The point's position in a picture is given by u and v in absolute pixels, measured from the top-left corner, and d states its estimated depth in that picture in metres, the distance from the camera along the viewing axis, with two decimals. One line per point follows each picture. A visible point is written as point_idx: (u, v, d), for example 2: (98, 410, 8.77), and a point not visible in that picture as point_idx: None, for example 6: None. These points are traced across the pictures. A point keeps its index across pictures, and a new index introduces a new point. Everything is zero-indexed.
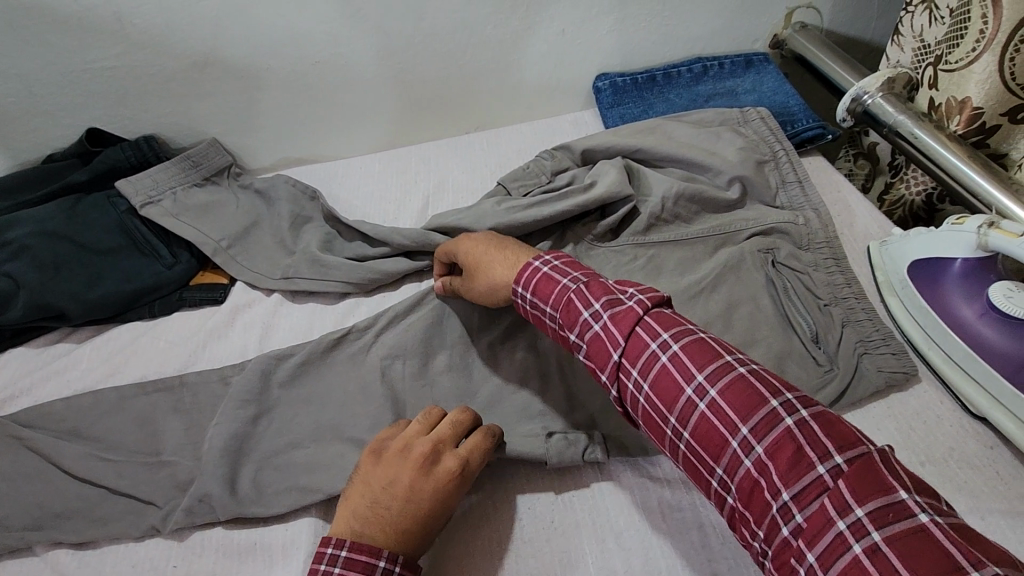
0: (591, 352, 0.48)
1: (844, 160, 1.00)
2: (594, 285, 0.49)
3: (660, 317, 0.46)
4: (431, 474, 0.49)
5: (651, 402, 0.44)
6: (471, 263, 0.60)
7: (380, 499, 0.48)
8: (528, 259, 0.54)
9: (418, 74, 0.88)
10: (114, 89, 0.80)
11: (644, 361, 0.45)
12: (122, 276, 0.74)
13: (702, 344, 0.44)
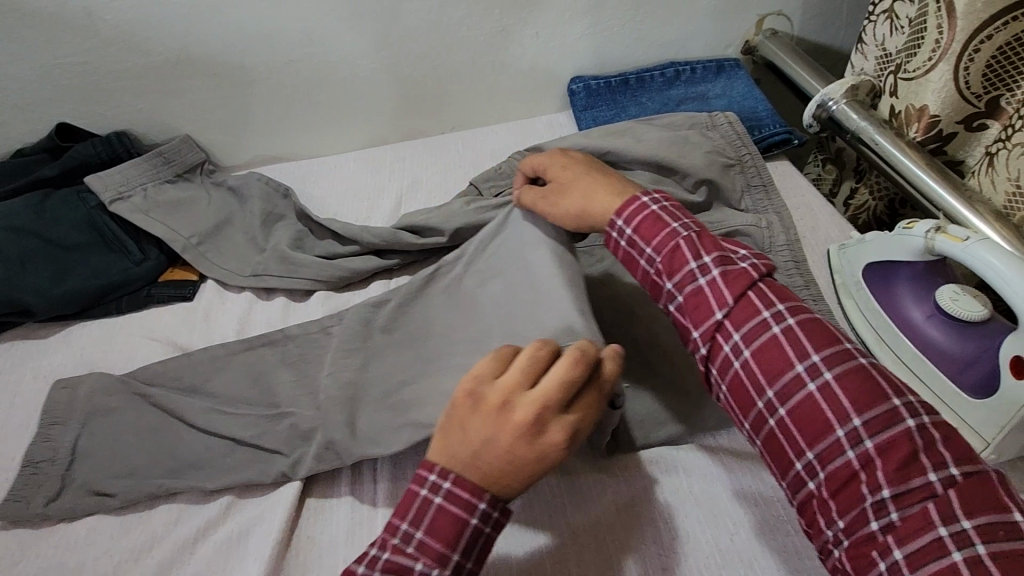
0: (688, 306, 0.49)
1: (812, 166, 1.02)
2: (705, 239, 0.51)
3: (772, 288, 0.48)
4: (533, 444, 0.41)
5: (748, 368, 0.46)
6: (562, 183, 0.59)
7: (476, 460, 0.42)
8: (638, 193, 0.54)
9: (393, 73, 0.89)
10: (84, 84, 0.80)
11: (752, 328, 0.46)
12: (90, 271, 0.73)
13: (819, 325, 0.46)
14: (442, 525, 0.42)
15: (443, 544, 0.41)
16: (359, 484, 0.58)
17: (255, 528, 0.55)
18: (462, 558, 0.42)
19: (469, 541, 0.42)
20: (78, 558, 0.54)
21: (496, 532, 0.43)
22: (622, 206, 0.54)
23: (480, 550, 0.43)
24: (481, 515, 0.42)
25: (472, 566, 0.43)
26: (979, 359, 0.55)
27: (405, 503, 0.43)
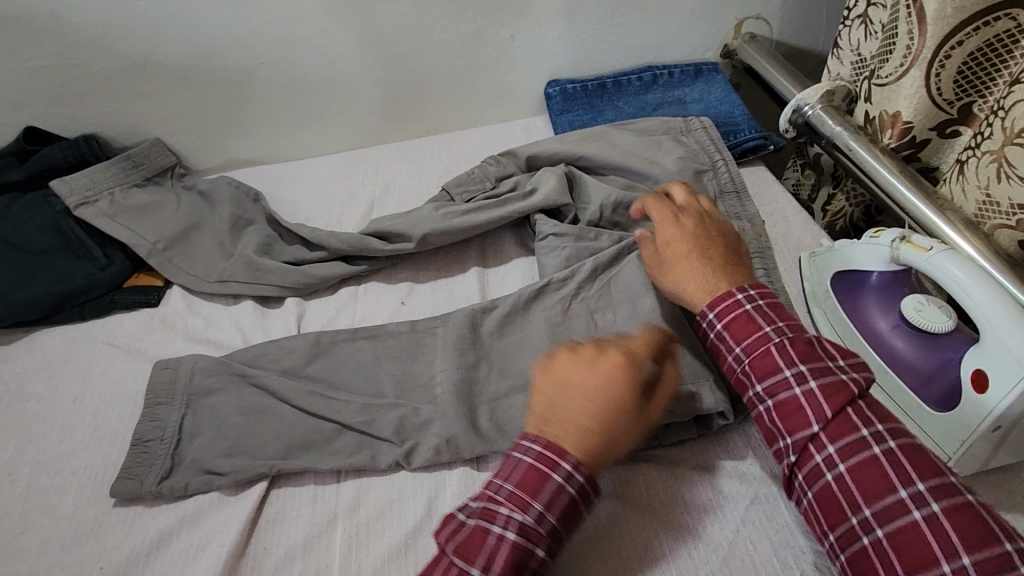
0: (780, 413, 0.48)
1: (791, 171, 1.01)
2: (799, 344, 0.49)
3: (871, 406, 0.46)
4: (602, 376, 0.48)
5: (844, 484, 0.44)
6: (669, 257, 0.58)
7: (558, 407, 0.48)
8: (732, 290, 0.52)
9: (366, 77, 0.88)
10: (50, 87, 0.79)
11: (849, 443, 0.44)
12: (52, 276, 0.72)
13: (923, 453, 0.43)
14: (531, 476, 0.45)
15: (527, 493, 0.44)
16: (318, 494, 0.57)
17: (213, 540, 0.54)
18: (546, 512, 0.44)
19: (556, 494, 0.44)
20: (27, 569, 0.53)
21: (584, 492, 0.45)
22: (711, 300, 0.54)
23: (563, 510, 0.45)
24: (568, 452, 0.46)
25: (556, 525, 0.44)
26: (942, 372, 0.54)
27: (501, 463, 0.47)
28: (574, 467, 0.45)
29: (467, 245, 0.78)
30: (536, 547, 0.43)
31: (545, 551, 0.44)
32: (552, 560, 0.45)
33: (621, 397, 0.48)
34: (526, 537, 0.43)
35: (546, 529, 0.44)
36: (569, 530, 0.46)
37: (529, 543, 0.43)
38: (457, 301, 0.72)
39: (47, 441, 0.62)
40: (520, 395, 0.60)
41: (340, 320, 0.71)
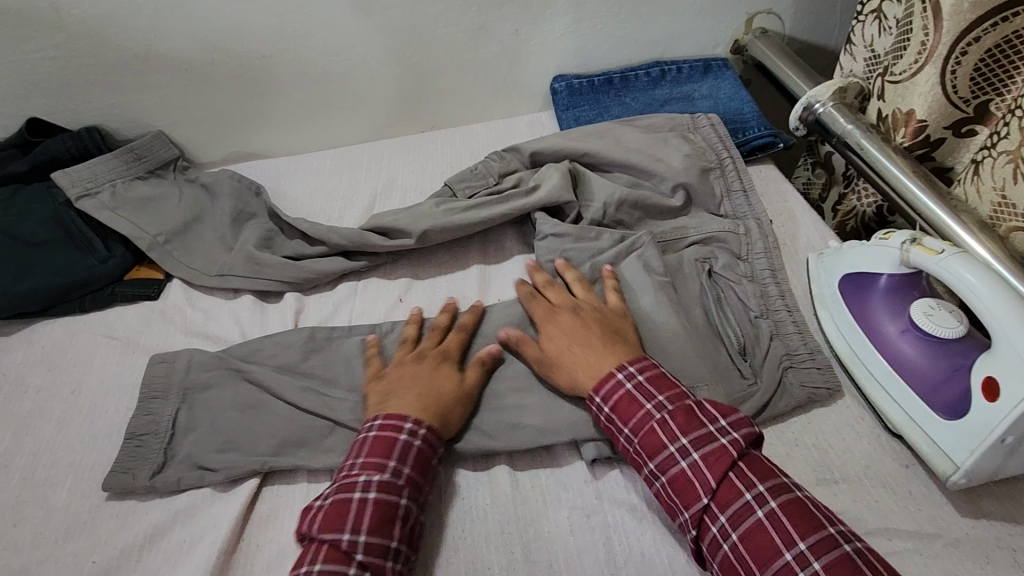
0: (674, 489, 0.49)
1: (803, 169, 0.99)
2: (680, 416, 0.51)
3: (753, 465, 0.49)
4: (425, 365, 0.59)
5: (739, 553, 0.45)
6: (553, 347, 0.59)
7: (388, 390, 0.57)
8: (612, 370, 0.54)
9: (369, 70, 0.87)
10: (52, 79, 0.79)
11: (737, 510, 0.46)
12: (53, 268, 0.72)
13: (802, 508, 0.46)
14: (378, 445, 0.52)
15: (380, 457, 0.51)
16: (312, 492, 0.57)
17: (203, 537, 0.53)
18: (401, 468, 0.51)
19: (405, 450, 0.51)
20: (21, 562, 0.53)
21: (429, 442, 0.53)
22: (596, 382, 0.55)
23: (418, 460, 0.52)
24: (409, 413, 0.54)
25: (414, 476, 0.51)
26: (951, 379, 0.53)
27: (383, 446, 0.52)
28: (412, 423, 0.53)
29: (469, 242, 0.77)
30: (400, 497, 0.49)
31: (411, 502, 0.50)
32: (421, 511, 0.51)
33: (443, 374, 0.58)
34: (388, 490, 0.49)
35: (405, 481, 0.50)
36: (427, 479, 0.52)
37: (393, 495, 0.49)
38: (457, 299, 0.71)
39: (45, 433, 0.62)
40: (518, 396, 0.59)
41: (339, 316, 0.71)
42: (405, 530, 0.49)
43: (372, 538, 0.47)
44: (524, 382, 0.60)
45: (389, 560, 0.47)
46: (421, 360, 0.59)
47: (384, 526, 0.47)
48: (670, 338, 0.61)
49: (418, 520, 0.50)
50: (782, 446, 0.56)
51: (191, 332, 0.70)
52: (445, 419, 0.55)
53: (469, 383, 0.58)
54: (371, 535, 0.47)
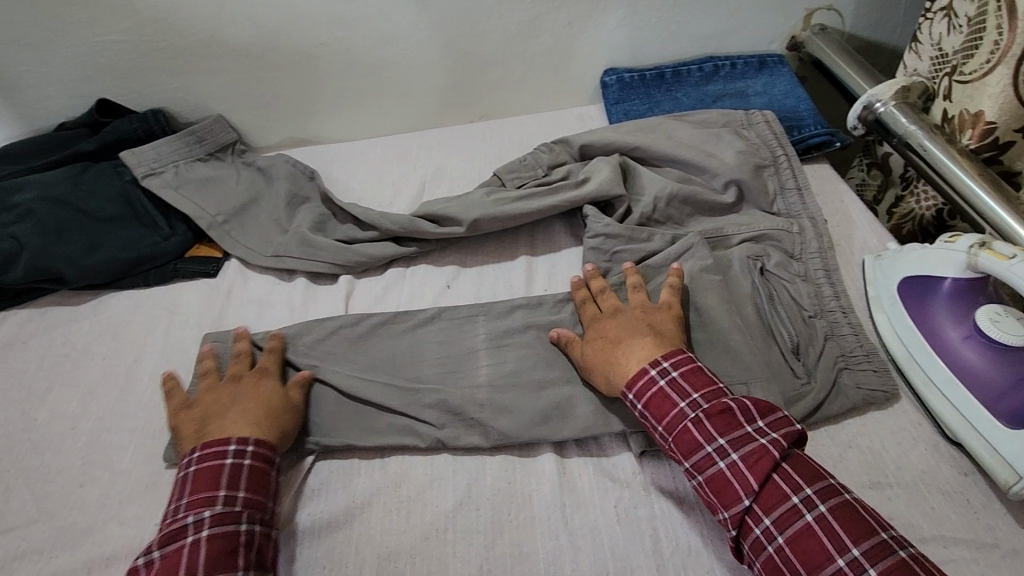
0: (713, 489, 0.49)
1: (857, 169, 0.96)
2: (716, 415, 0.51)
3: (796, 467, 0.49)
4: (238, 384, 0.59)
5: (784, 555, 0.45)
6: (590, 351, 0.59)
7: (211, 414, 0.57)
8: (645, 367, 0.54)
9: (423, 59, 0.88)
10: (123, 62, 0.82)
11: (783, 513, 0.47)
12: (120, 244, 0.75)
13: (852, 512, 0.45)
14: (201, 478, 0.52)
15: (208, 490, 0.51)
16: (362, 470, 0.58)
17: None
18: (234, 494, 0.51)
19: (235, 475, 0.52)
20: (88, 522, 0.55)
21: (262, 458, 0.54)
22: (628, 379, 0.55)
23: (255, 480, 0.52)
24: (235, 432, 0.54)
25: (252, 497, 0.52)
26: (1017, 388, 0.51)
27: (212, 479, 0.52)
28: (237, 442, 0.53)
29: (517, 232, 0.77)
30: (240, 523, 0.50)
31: (255, 524, 0.51)
32: (269, 529, 0.52)
33: (265, 387, 0.59)
34: (224, 522, 0.49)
35: (242, 506, 0.51)
36: (269, 495, 0.53)
37: (230, 525, 0.49)
38: (504, 289, 0.72)
39: (109, 398, 0.64)
40: (565, 386, 0.60)
41: (389, 299, 0.72)
42: (252, 553, 0.49)
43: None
44: (572, 372, 0.61)
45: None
46: (232, 384, 0.59)
47: (225, 560, 0.48)
48: (722, 336, 0.61)
49: (267, 540, 0.51)
50: (835, 449, 0.55)
51: (248, 311, 0.72)
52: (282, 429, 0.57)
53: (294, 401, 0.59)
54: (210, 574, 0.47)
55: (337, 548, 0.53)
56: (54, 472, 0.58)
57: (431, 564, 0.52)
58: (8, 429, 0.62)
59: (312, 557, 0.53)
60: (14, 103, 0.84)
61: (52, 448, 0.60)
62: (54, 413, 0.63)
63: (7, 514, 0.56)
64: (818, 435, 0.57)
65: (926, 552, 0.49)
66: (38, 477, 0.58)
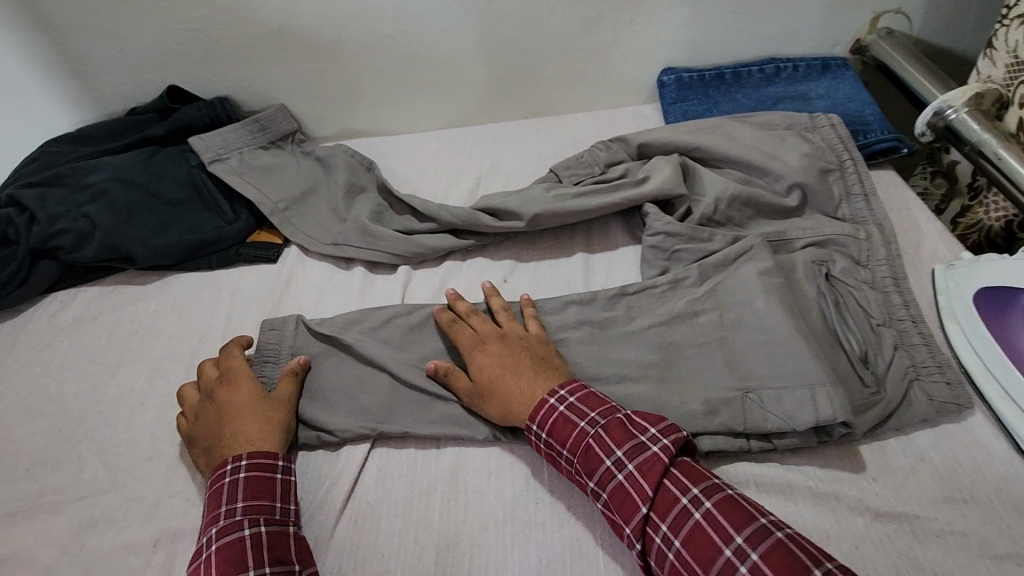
0: (615, 504, 0.48)
1: (920, 177, 0.93)
2: (612, 430, 0.51)
3: (686, 470, 0.49)
4: (229, 398, 0.57)
5: (683, 559, 0.44)
6: (484, 380, 0.57)
7: (209, 439, 0.55)
8: (545, 395, 0.54)
9: (483, 54, 0.89)
10: (194, 50, 0.84)
11: (675, 516, 0.46)
12: (186, 227, 0.77)
13: (735, 504, 0.45)
14: (211, 498, 0.51)
15: (213, 508, 0.51)
16: (419, 459, 0.58)
17: (328, 482, 0.56)
18: (234, 506, 0.50)
19: (233, 487, 0.51)
20: (156, 494, 0.56)
21: (259, 465, 0.53)
22: (532, 410, 0.54)
23: (253, 486, 0.51)
24: (235, 452, 0.54)
25: (251, 504, 0.51)
26: None
27: (214, 499, 0.51)
28: (234, 461, 0.53)
29: (574, 229, 0.77)
30: (243, 530, 0.49)
31: (263, 527, 0.49)
32: (283, 527, 0.50)
33: (255, 397, 0.57)
34: (228, 533, 0.48)
35: (243, 515, 0.50)
36: (275, 497, 0.52)
37: (235, 533, 0.48)
38: (562, 284, 0.72)
39: (175, 376, 0.66)
40: (626, 383, 0.59)
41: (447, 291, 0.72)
42: (264, 552, 0.48)
43: None
44: (633, 371, 0.60)
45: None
46: (222, 400, 0.57)
47: (234, 565, 0.46)
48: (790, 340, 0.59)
49: (285, 538, 0.49)
50: (906, 460, 0.54)
51: (310, 297, 0.73)
52: (284, 429, 0.57)
53: (283, 396, 0.59)
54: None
55: (395, 536, 0.53)
56: (123, 445, 0.60)
57: (492, 557, 0.51)
58: (80, 402, 0.64)
59: (373, 544, 0.52)
60: (89, 87, 0.87)
61: (121, 421, 0.62)
62: (123, 388, 0.65)
63: (80, 483, 0.57)
64: (888, 445, 0.55)
65: (1002, 569, 0.48)
66: (107, 447, 0.60)
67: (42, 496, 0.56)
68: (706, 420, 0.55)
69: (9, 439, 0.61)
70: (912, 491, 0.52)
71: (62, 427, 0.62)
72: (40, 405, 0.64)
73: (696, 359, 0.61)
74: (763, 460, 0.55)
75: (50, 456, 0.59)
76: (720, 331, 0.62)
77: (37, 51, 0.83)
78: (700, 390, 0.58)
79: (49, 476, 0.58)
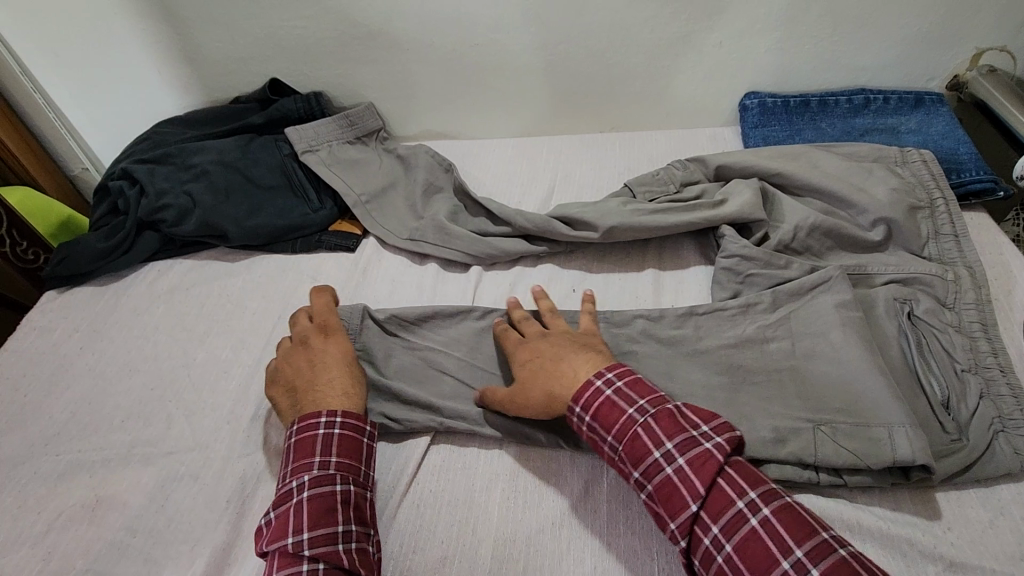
0: (660, 496, 0.48)
1: (1010, 224, 0.88)
2: (663, 420, 0.50)
3: (742, 472, 0.48)
4: (328, 350, 0.60)
5: (733, 564, 0.44)
6: (527, 375, 0.57)
7: (302, 387, 0.58)
8: (590, 379, 0.53)
9: (567, 66, 0.91)
10: (297, 47, 0.90)
11: (728, 519, 0.45)
12: (277, 212, 0.82)
13: (793, 515, 0.45)
14: (302, 446, 0.53)
15: (306, 456, 0.53)
16: (481, 455, 0.59)
17: (391, 466, 0.59)
18: (328, 459, 0.52)
19: (327, 441, 0.53)
20: (234, 458, 0.59)
21: (352, 426, 0.55)
22: (570, 393, 0.54)
23: (346, 445, 0.54)
24: (325, 404, 0.56)
25: (345, 461, 0.53)
26: None
27: (309, 447, 0.53)
28: (327, 414, 0.55)
29: (645, 246, 0.78)
30: (335, 486, 0.51)
31: (351, 486, 0.52)
32: (365, 490, 0.53)
33: (348, 355, 0.60)
34: (322, 484, 0.51)
35: (336, 469, 0.52)
36: (362, 460, 0.54)
37: (327, 487, 0.51)
38: (631, 300, 0.72)
39: (257, 348, 0.70)
40: (693, 401, 0.59)
41: (516, 295, 0.74)
42: (350, 511, 0.50)
43: (317, 532, 0.48)
44: (699, 390, 0.60)
45: (341, 541, 0.48)
46: (320, 352, 0.60)
47: (326, 518, 0.49)
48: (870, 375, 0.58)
49: (364, 499, 0.52)
50: (986, 512, 0.53)
51: (382, 287, 0.76)
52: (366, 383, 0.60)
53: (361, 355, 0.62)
54: (314, 530, 0.48)
55: (454, 527, 0.54)
56: (206, 410, 0.63)
57: (546, 556, 0.52)
58: (172, 364, 0.69)
59: (432, 529, 0.54)
60: (200, 74, 0.94)
61: (206, 386, 0.66)
62: (210, 355, 0.69)
63: (167, 440, 0.61)
64: (965, 496, 0.54)
65: None
66: (194, 410, 0.64)
67: (134, 448, 0.61)
68: (774, 448, 0.55)
69: (107, 392, 0.66)
70: (990, 546, 0.50)
71: (154, 386, 0.66)
72: (136, 363, 0.69)
73: (764, 384, 0.60)
74: (829, 494, 0.54)
75: (142, 411, 0.64)
76: (792, 360, 0.61)
77: (159, 38, 0.90)
78: (768, 417, 0.57)
79: (138, 430, 0.62)
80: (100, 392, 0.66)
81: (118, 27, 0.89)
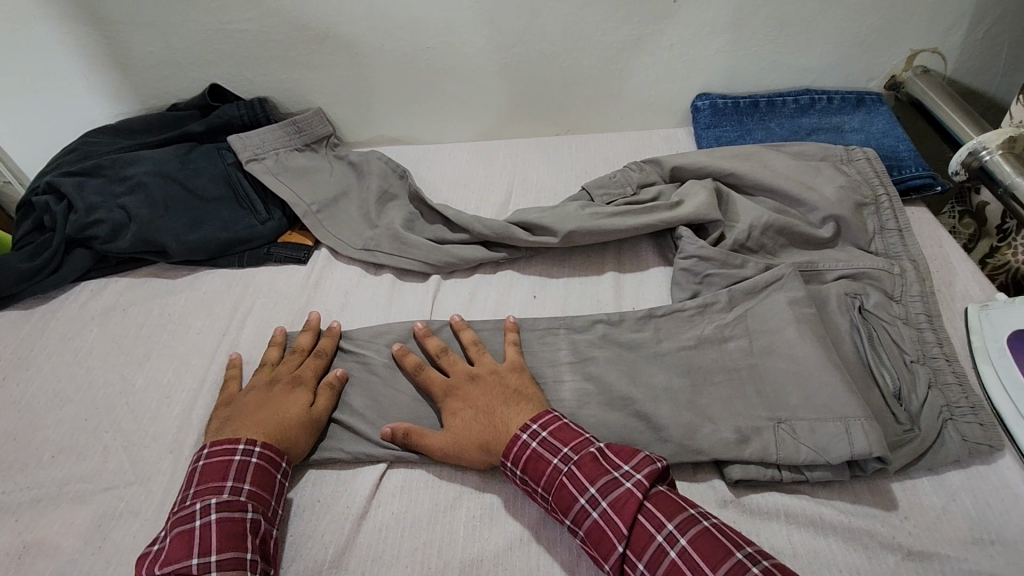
0: (591, 541, 0.48)
1: (947, 217, 0.92)
2: (586, 465, 0.50)
3: (661, 504, 0.48)
4: (274, 389, 0.59)
5: None
6: (458, 423, 0.56)
7: (231, 416, 0.57)
8: (516, 431, 0.53)
9: (521, 70, 0.90)
10: (239, 51, 0.86)
11: (651, 554, 0.45)
12: (221, 224, 0.78)
13: (709, 538, 0.45)
14: (213, 470, 0.52)
15: (216, 480, 0.51)
16: (444, 472, 0.57)
17: (350, 488, 0.56)
18: (240, 485, 0.51)
19: (242, 467, 0.52)
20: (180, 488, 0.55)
21: (268, 457, 0.53)
22: (503, 446, 0.53)
23: (260, 474, 0.52)
24: (245, 435, 0.54)
25: (257, 490, 0.51)
26: None
27: (221, 471, 0.52)
28: (246, 443, 0.53)
29: (604, 249, 0.77)
30: (246, 513, 0.50)
31: (260, 516, 0.51)
32: (271, 526, 0.51)
33: (294, 398, 0.58)
34: (233, 509, 0.49)
35: (247, 497, 0.51)
36: (274, 493, 0.53)
37: (237, 514, 0.49)
38: (593, 304, 0.71)
39: (203, 369, 0.66)
40: (657, 405, 0.58)
41: (476, 303, 0.72)
42: (258, 541, 0.49)
43: (225, 555, 0.47)
44: (663, 394, 0.59)
45: (248, 569, 0.47)
46: (269, 389, 0.59)
47: (234, 543, 0.48)
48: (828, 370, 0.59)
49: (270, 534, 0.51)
50: (937, 499, 0.54)
51: (336, 300, 0.73)
52: (308, 423, 0.57)
53: (319, 407, 0.59)
54: (223, 553, 0.47)
55: (418, 549, 0.52)
56: (148, 440, 0.59)
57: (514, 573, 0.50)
58: (108, 391, 0.64)
59: (394, 553, 0.52)
60: (134, 81, 0.89)
61: (148, 414, 0.62)
62: (151, 380, 0.65)
63: (104, 474, 0.57)
64: (919, 484, 0.55)
65: None
66: (134, 439, 0.60)
67: (67, 485, 0.56)
68: (737, 448, 0.55)
69: (35, 425, 0.61)
70: (943, 533, 0.51)
71: (88, 416, 0.62)
72: (68, 392, 0.64)
73: (727, 385, 0.60)
74: (792, 491, 0.55)
75: (76, 444, 0.60)
76: (753, 359, 0.61)
77: (87, 43, 0.85)
78: (731, 418, 0.58)
79: (71, 465, 0.58)
80: (27, 426, 0.61)
81: (40, 31, 0.83)
